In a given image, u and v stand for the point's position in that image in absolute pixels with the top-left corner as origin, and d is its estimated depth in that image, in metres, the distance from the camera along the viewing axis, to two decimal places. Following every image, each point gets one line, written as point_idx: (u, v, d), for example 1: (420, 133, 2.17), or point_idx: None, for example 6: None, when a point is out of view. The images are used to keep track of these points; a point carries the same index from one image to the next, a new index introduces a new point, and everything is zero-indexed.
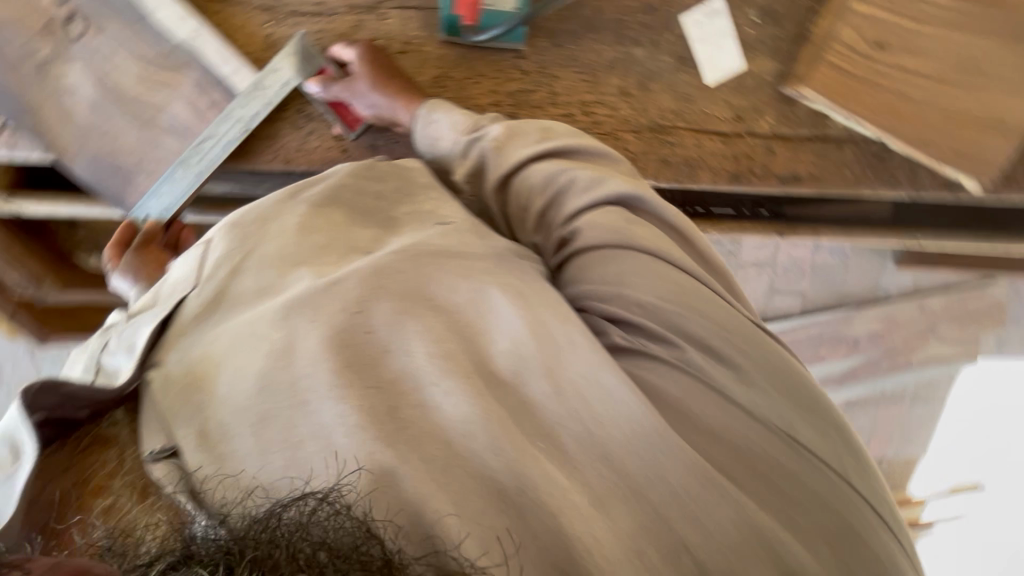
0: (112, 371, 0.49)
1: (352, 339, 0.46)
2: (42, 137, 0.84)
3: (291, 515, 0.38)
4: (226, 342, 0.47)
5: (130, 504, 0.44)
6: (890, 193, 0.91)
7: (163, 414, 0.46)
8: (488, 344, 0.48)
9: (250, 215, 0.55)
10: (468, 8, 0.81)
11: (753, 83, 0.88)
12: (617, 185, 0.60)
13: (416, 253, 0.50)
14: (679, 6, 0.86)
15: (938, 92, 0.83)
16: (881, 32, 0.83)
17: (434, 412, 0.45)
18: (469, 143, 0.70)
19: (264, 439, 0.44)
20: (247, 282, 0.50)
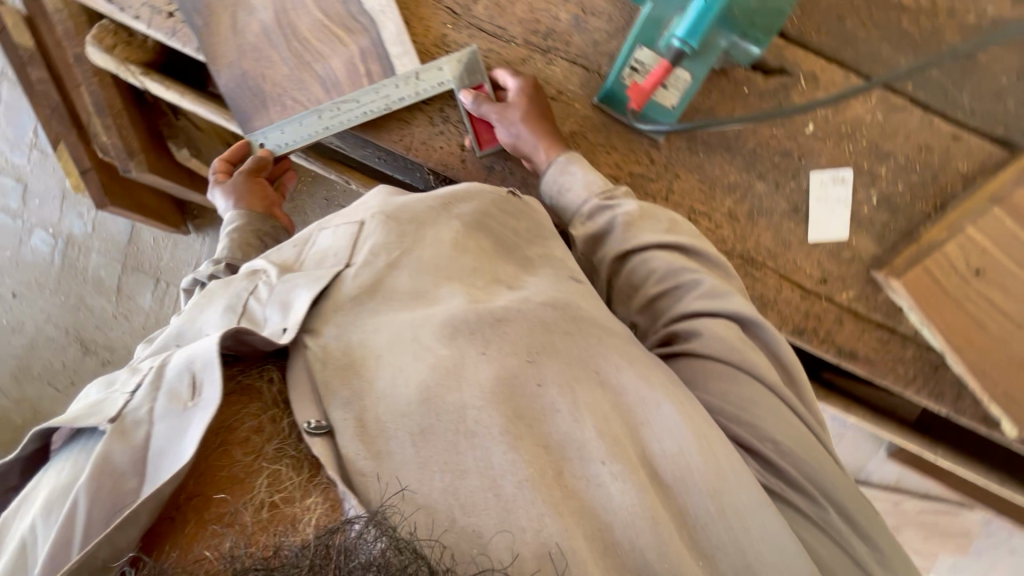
0: (262, 319, 0.64)
1: (528, 390, 0.60)
2: (206, 40, 0.88)
3: (338, 542, 0.47)
4: (388, 341, 0.62)
5: (295, 476, 0.54)
6: (930, 403, 0.94)
7: (318, 386, 0.59)
8: (646, 444, 0.60)
9: (407, 216, 0.73)
10: (639, 99, 0.81)
11: (849, 256, 0.92)
12: (735, 304, 0.70)
13: (571, 320, 0.65)
14: (812, 162, 0.90)
15: (1015, 336, 0.84)
16: (984, 260, 0.84)
17: (596, 487, 0.57)
18: (598, 208, 0.80)
19: (426, 454, 0.56)
20: (403, 280, 0.67)
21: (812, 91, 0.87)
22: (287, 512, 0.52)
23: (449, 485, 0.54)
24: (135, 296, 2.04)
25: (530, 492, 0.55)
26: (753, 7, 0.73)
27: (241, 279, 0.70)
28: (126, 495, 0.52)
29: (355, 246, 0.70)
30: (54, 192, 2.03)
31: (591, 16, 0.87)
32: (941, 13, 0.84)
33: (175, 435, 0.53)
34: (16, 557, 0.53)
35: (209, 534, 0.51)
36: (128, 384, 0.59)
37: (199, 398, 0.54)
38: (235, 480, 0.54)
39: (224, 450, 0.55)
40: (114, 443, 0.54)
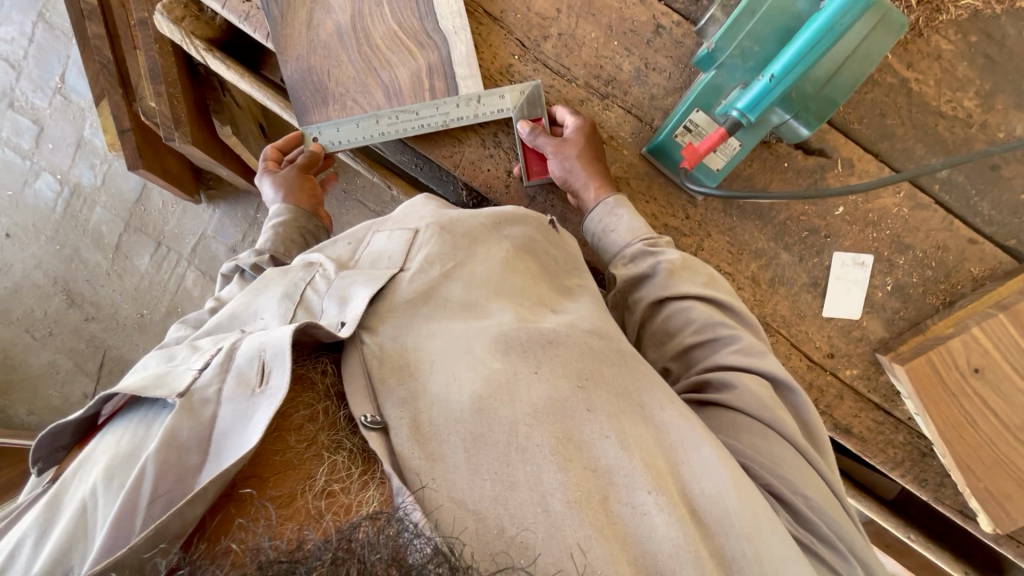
0: (317, 310, 0.69)
1: (578, 413, 0.61)
2: (280, 32, 0.89)
3: (361, 537, 0.46)
4: (441, 350, 0.65)
5: (356, 470, 0.56)
6: (912, 486, 0.99)
7: (373, 381, 0.62)
8: (681, 480, 0.59)
9: (461, 232, 0.79)
10: (692, 158, 0.83)
11: (859, 336, 0.96)
12: (773, 366, 0.72)
13: (619, 359, 0.67)
14: (837, 242, 0.94)
15: (1003, 437, 0.88)
16: (983, 361, 0.88)
17: (630, 518, 0.56)
18: (641, 253, 0.83)
19: (478, 473, 0.56)
20: (457, 290, 0.72)
21: (847, 176, 0.92)
22: (345, 500, 0.54)
23: (499, 495, 0.55)
24: (133, 255, 2.01)
25: (576, 512, 0.55)
26: (811, 92, 0.76)
27: (298, 269, 0.77)
28: (189, 471, 0.53)
29: (409, 253, 0.76)
30: (69, 139, 2.00)
31: (652, 71, 0.90)
32: (975, 124, 0.89)
33: (242, 418, 0.55)
34: (77, 519, 0.53)
35: (236, 527, 0.51)
36: (195, 362, 0.62)
37: (267, 385, 0.56)
38: (290, 465, 0.56)
39: (280, 436, 0.57)
40: (182, 417, 0.55)
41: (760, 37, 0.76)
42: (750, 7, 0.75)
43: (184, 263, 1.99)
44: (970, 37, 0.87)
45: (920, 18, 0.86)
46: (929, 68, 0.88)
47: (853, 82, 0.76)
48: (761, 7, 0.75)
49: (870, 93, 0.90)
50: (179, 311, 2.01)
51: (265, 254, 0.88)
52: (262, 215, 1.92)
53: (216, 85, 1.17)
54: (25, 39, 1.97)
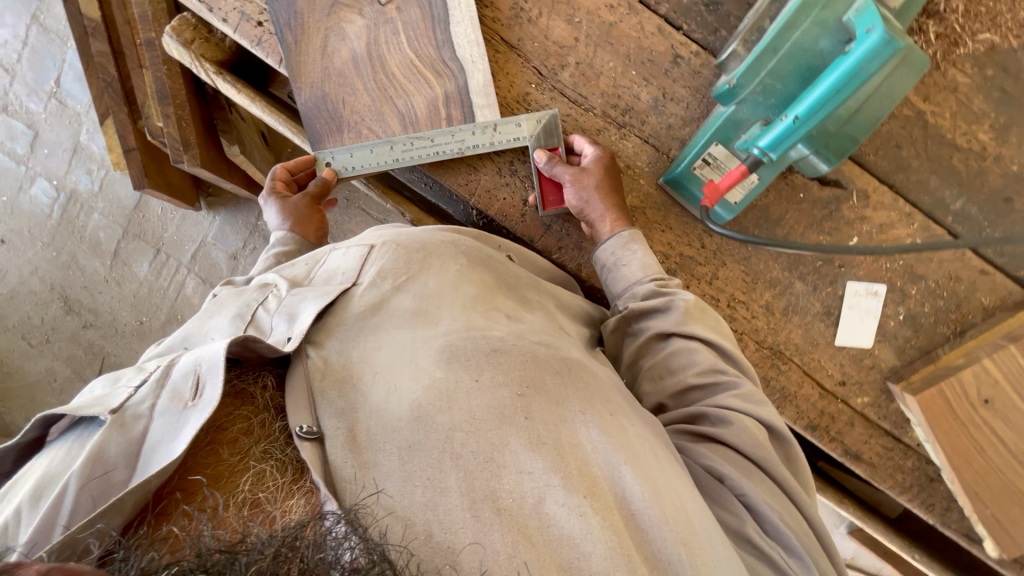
0: (267, 326, 0.69)
1: (514, 421, 0.59)
2: (294, 58, 0.89)
3: (306, 536, 0.46)
4: (385, 360, 0.64)
5: (282, 479, 0.55)
6: (919, 511, 1.00)
7: (313, 393, 0.61)
8: (615, 486, 0.57)
9: (415, 244, 0.78)
10: (712, 196, 0.84)
11: (870, 364, 0.97)
12: (769, 414, 0.71)
13: (565, 369, 0.65)
14: (850, 272, 0.95)
15: (1011, 466, 0.89)
16: (993, 392, 0.89)
17: (560, 523, 0.54)
18: (653, 293, 0.82)
19: (409, 479, 0.56)
20: (406, 300, 0.71)
21: (862, 208, 0.92)
22: (268, 509, 0.53)
23: (429, 500, 0.55)
24: (131, 262, 1.97)
25: (504, 520, 0.54)
26: (832, 130, 0.77)
27: (254, 289, 0.76)
28: (113, 487, 0.51)
29: (362, 267, 0.75)
30: (66, 143, 1.95)
31: (669, 101, 0.90)
32: (990, 157, 0.89)
33: (171, 433, 0.53)
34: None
35: (180, 513, 0.52)
36: (131, 380, 0.59)
37: (200, 398, 0.54)
38: (220, 478, 0.55)
39: (212, 449, 0.56)
40: (112, 433, 0.53)
41: (781, 75, 0.76)
42: (772, 45, 0.74)
43: (183, 271, 1.95)
44: (987, 70, 0.87)
45: (937, 52, 0.86)
46: (945, 101, 0.88)
47: (875, 120, 0.77)
48: (784, 45, 0.74)
49: (887, 125, 0.90)
50: (178, 319, 1.97)
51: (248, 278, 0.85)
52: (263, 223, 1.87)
53: (224, 104, 1.15)
54: (19, 41, 1.93)
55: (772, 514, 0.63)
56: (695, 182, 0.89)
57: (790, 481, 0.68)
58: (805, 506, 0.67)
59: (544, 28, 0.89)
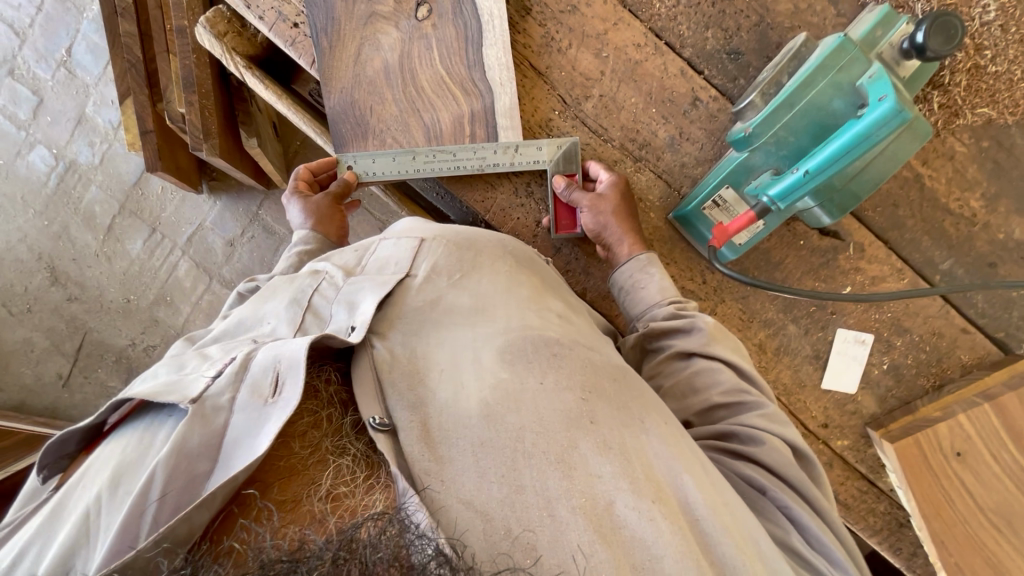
0: (325, 315, 0.71)
1: (579, 425, 0.61)
2: (327, 63, 0.91)
3: (362, 537, 0.48)
4: (449, 359, 0.66)
5: (360, 471, 0.58)
6: (888, 554, 1.04)
7: (382, 384, 0.64)
8: (679, 493, 0.59)
9: (466, 240, 0.81)
10: (721, 237, 0.88)
11: (852, 409, 1.01)
12: (792, 435, 0.73)
13: (621, 376, 0.67)
14: (841, 319, 0.99)
15: (976, 517, 0.93)
16: (965, 446, 0.93)
17: (631, 525, 0.56)
18: (670, 315, 0.84)
19: (482, 480, 0.57)
20: (464, 299, 0.73)
21: (857, 260, 0.97)
22: (350, 503, 0.56)
23: (506, 497, 0.56)
24: (125, 240, 1.94)
25: (581, 518, 0.55)
26: (838, 185, 0.81)
27: (305, 276, 0.78)
28: (197, 479, 0.53)
29: (415, 259, 0.77)
30: (70, 113, 1.92)
31: (686, 141, 0.93)
32: (979, 223, 0.94)
33: (252, 427, 0.55)
34: (80, 525, 0.52)
35: (238, 527, 0.53)
36: (207, 369, 0.61)
37: (280, 395, 0.56)
38: (294, 470, 0.57)
39: (284, 441, 0.58)
40: (195, 424, 0.54)
41: (795, 129, 0.80)
42: (788, 101, 0.78)
43: (177, 253, 1.92)
44: (982, 142, 0.92)
45: (938, 120, 0.91)
46: (942, 167, 0.93)
47: (879, 179, 0.81)
48: (800, 102, 0.78)
49: (887, 184, 0.95)
50: (167, 301, 1.94)
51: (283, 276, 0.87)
52: (264, 212, 1.86)
53: (247, 96, 1.16)
54: (33, 7, 1.90)
55: (813, 524, 0.64)
56: (703, 222, 0.93)
57: (821, 498, 0.69)
58: (836, 522, 0.68)
59: (572, 59, 0.92)
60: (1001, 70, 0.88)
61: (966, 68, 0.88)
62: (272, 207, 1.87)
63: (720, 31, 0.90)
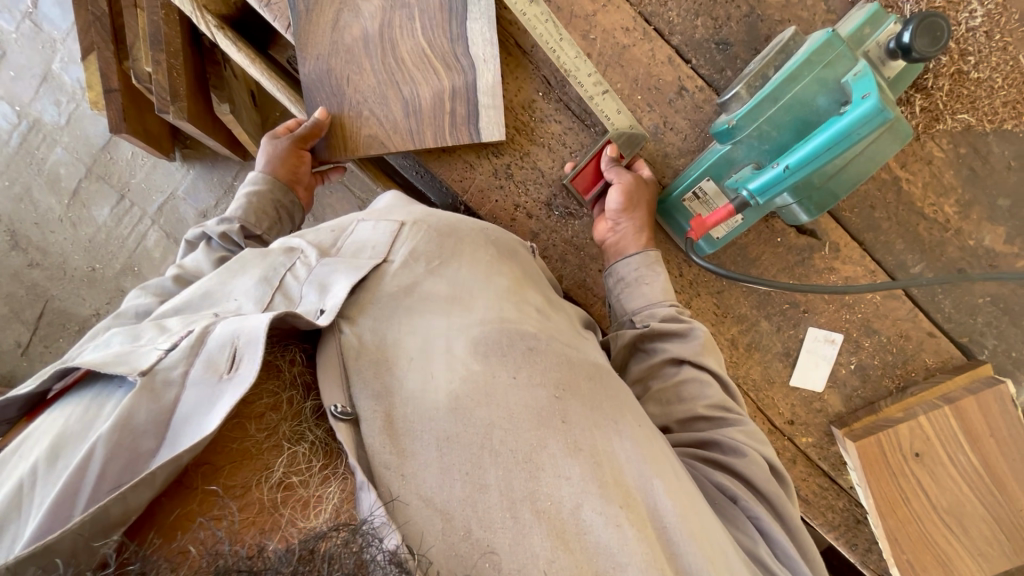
0: (296, 296, 0.68)
1: (550, 424, 0.60)
2: (303, 29, 0.89)
3: (325, 547, 0.46)
4: (416, 347, 0.64)
5: (318, 461, 0.57)
6: (844, 550, 1.06)
7: (347, 371, 0.62)
8: (647, 500, 0.58)
9: (441, 226, 0.77)
10: (698, 229, 0.88)
11: (818, 407, 1.02)
12: (770, 452, 0.73)
13: (597, 376, 0.66)
14: (813, 318, 1.00)
15: (929, 515, 0.96)
16: (924, 447, 0.96)
17: (595, 531, 0.55)
18: (671, 316, 0.82)
19: (448, 477, 0.57)
20: (440, 286, 0.70)
21: (831, 260, 0.97)
22: (301, 493, 0.54)
23: (467, 497, 0.56)
24: (91, 205, 1.86)
25: (544, 523, 0.55)
26: (817, 183, 0.81)
27: (278, 253, 0.74)
28: (141, 456, 0.50)
29: (393, 244, 0.74)
30: (35, 69, 1.82)
31: (670, 131, 0.92)
32: (952, 229, 0.95)
33: (204, 404, 0.53)
34: (11, 498, 0.49)
35: (195, 525, 0.51)
36: (161, 341, 0.58)
37: (235, 372, 0.54)
38: (246, 454, 0.55)
39: (239, 423, 0.56)
40: (142, 398, 0.52)
41: (778, 123, 0.80)
42: (773, 94, 0.78)
43: (146, 222, 1.85)
44: (960, 148, 0.92)
45: (919, 124, 0.91)
46: (919, 171, 0.94)
47: (855, 181, 0.81)
48: (784, 96, 0.77)
49: (864, 185, 0.95)
50: (134, 272, 1.87)
51: (235, 223, 0.87)
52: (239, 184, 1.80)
53: (220, 60, 1.11)
54: None
55: (785, 538, 0.65)
56: (682, 214, 0.93)
57: (789, 506, 0.70)
58: (801, 534, 0.69)
59: None
60: (983, 77, 0.88)
61: (950, 73, 0.88)
62: None
63: (709, 20, 0.88)
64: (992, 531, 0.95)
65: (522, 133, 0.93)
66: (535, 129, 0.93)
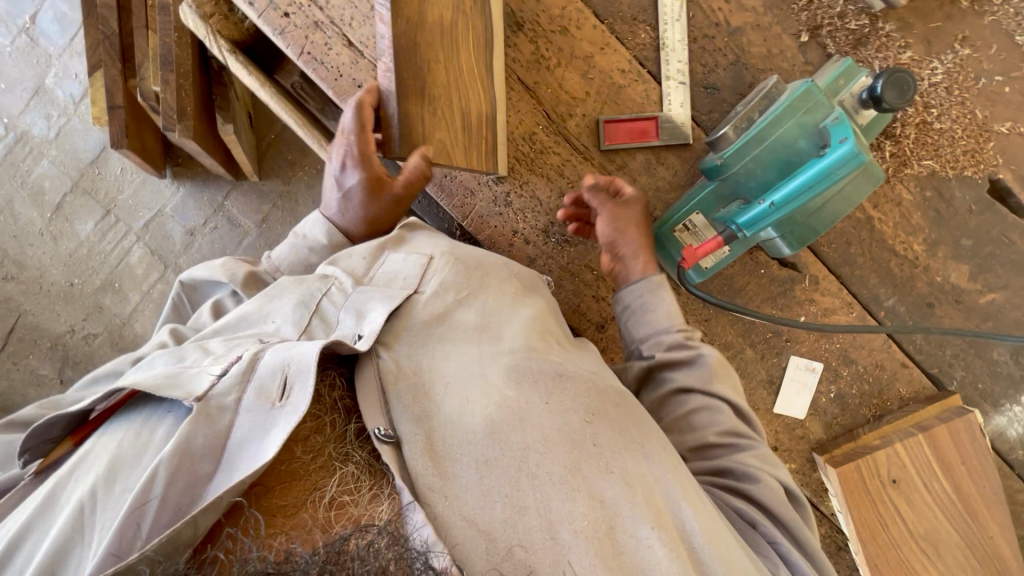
0: (331, 319, 0.75)
1: (583, 447, 0.64)
2: (315, 56, 0.93)
3: (349, 550, 0.51)
4: (452, 374, 0.69)
5: (366, 479, 0.61)
6: None
7: (386, 393, 0.67)
8: (677, 520, 0.62)
9: (467, 261, 0.82)
10: (689, 258, 0.91)
11: (800, 434, 1.06)
12: (786, 476, 0.76)
13: (624, 401, 0.70)
14: (794, 347, 1.04)
15: (907, 542, 1.00)
16: (901, 474, 1.01)
17: (631, 550, 0.59)
18: (679, 343, 0.82)
19: (487, 498, 0.61)
20: (469, 316, 0.76)
21: (812, 291, 1.02)
22: (353, 512, 0.58)
23: (509, 517, 0.60)
24: (75, 220, 1.83)
25: (584, 543, 0.58)
26: (799, 219, 0.86)
27: (314, 279, 0.80)
28: (199, 479, 0.55)
29: (424, 276, 0.80)
30: (26, 83, 1.82)
31: (661, 165, 0.97)
32: (920, 266, 1.01)
33: (258, 430, 0.58)
34: (75, 517, 0.54)
35: (224, 536, 0.55)
36: (211, 366, 0.64)
37: (287, 399, 0.59)
38: (295, 475, 0.60)
39: (287, 447, 0.61)
40: (200, 423, 0.57)
41: (763, 163, 0.85)
42: (760, 135, 0.84)
43: (131, 238, 1.83)
44: (926, 191, 1.00)
45: (889, 167, 0.99)
46: (890, 212, 1.01)
47: (835, 218, 0.87)
48: (769, 137, 0.83)
49: (841, 223, 1.02)
50: (115, 288, 1.83)
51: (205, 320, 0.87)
52: (230, 204, 1.80)
53: (226, 81, 1.14)
54: None
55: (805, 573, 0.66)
56: (673, 244, 0.96)
57: (809, 537, 0.72)
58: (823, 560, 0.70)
59: (559, 78, 0.95)
60: (944, 127, 0.96)
61: (915, 122, 0.96)
62: (239, 198, 1.80)
63: (699, 66, 0.95)
64: (966, 557, 1.00)
65: (522, 163, 0.97)
66: (534, 160, 0.97)
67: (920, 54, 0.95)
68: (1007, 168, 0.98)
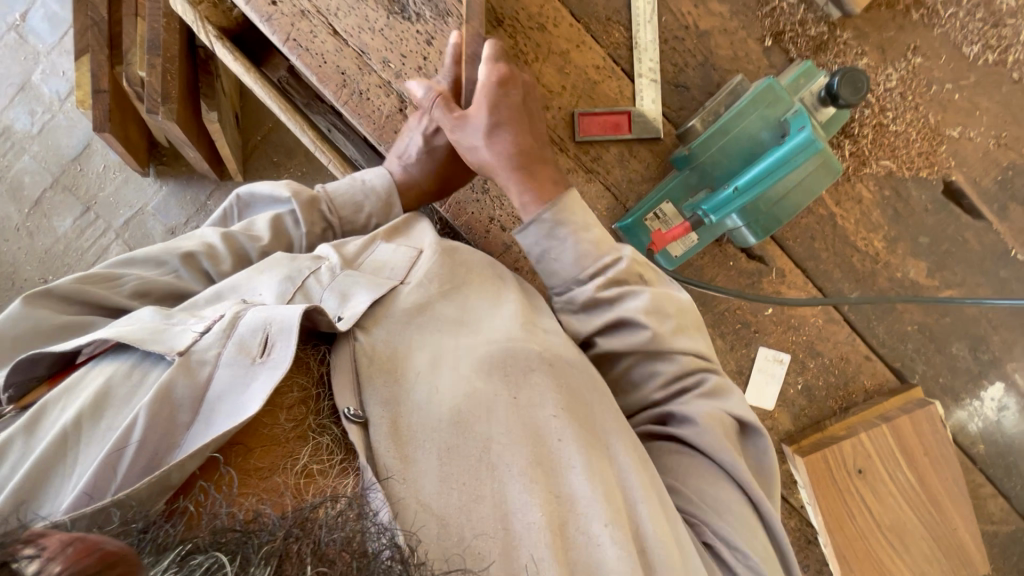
0: (314, 297, 0.75)
1: (545, 442, 0.65)
2: (300, 43, 0.96)
3: (317, 518, 0.50)
4: (424, 361, 0.70)
5: (338, 453, 0.63)
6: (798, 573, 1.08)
7: (359, 376, 0.68)
8: (633, 521, 0.63)
9: (454, 253, 0.83)
10: (658, 241, 0.95)
11: (770, 425, 1.07)
12: (738, 407, 0.73)
13: (595, 400, 0.70)
14: (762, 338, 1.07)
15: (873, 532, 1.01)
16: (866, 464, 1.02)
17: (586, 545, 0.60)
18: (597, 300, 0.77)
19: (447, 484, 0.61)
20: (448, 310, 0.76)
21: (778, 284, 1.06)
22: (322, 482, 0.60)
23: (464, 504, 0.60)
24: (53, 216, 1.82)
25: (540, 533, 0.60)
26: (762, 208, 0.91)
27: (306, 258, 0.80)
28: (177, 428, 0.57)
29: (411, 268, 0.80)
30: (13, 78, 1.82)
31: (633, 158, 1.00)
32: (881, 261, 1.06)
33: (238, 385, 0.59)
34: (53, 450, 0.55)
35: (196, 489, 0.56)
36: (195, 324, 0.64)
37: (269, 355, 0.60)
38: (274, 440, 0.61)
39: (271, 410, 0.62)
40: (179, 374, 0.58)
41: (727, 153, 0.92)
42: (725, 127, 0.90)
43: (110, 235, 1.81)
44: (884, 190, 1.04)
45: (849, 166, 1.03)
46: (851, 209, 1.05)
47: (797, 208, 0.91)
48: (734, 129, 0.90)
49: (806, 219, 1.06)
50: None
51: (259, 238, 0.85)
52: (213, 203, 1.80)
53: (213, 71, 1.17)
54: None
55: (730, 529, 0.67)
56: (642, 231, 0.98)
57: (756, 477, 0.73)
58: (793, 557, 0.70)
59: (536, 72, 0.99)
60: (900, 130, 1.02)
61: (872, 124, 1.02)
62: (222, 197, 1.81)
63: (670, 66, 1.00)
64: (931, 548, 1.02)
65: None
66: None
67: (875, 61, 1.01)
68: (959, 170, 1.04)
